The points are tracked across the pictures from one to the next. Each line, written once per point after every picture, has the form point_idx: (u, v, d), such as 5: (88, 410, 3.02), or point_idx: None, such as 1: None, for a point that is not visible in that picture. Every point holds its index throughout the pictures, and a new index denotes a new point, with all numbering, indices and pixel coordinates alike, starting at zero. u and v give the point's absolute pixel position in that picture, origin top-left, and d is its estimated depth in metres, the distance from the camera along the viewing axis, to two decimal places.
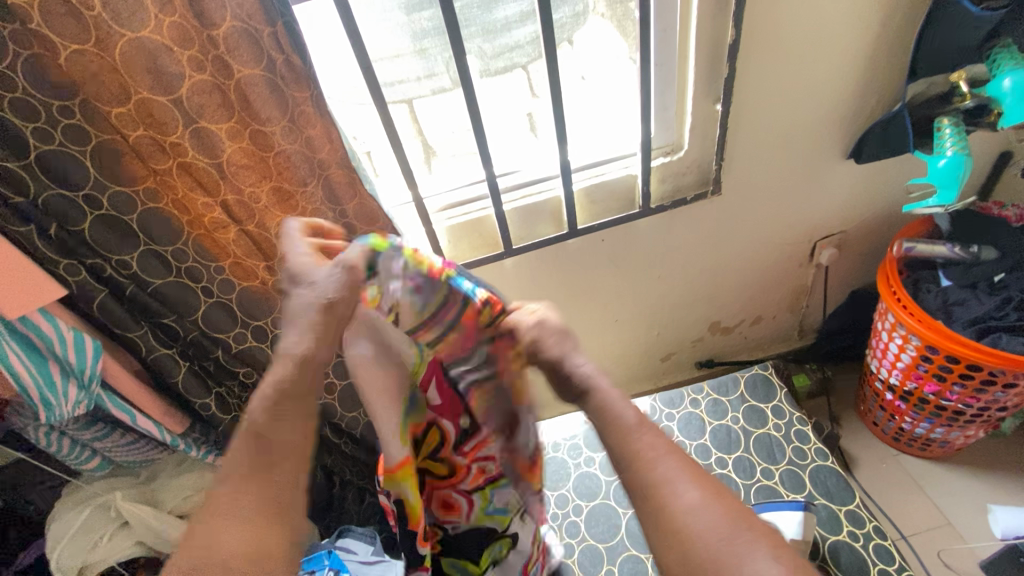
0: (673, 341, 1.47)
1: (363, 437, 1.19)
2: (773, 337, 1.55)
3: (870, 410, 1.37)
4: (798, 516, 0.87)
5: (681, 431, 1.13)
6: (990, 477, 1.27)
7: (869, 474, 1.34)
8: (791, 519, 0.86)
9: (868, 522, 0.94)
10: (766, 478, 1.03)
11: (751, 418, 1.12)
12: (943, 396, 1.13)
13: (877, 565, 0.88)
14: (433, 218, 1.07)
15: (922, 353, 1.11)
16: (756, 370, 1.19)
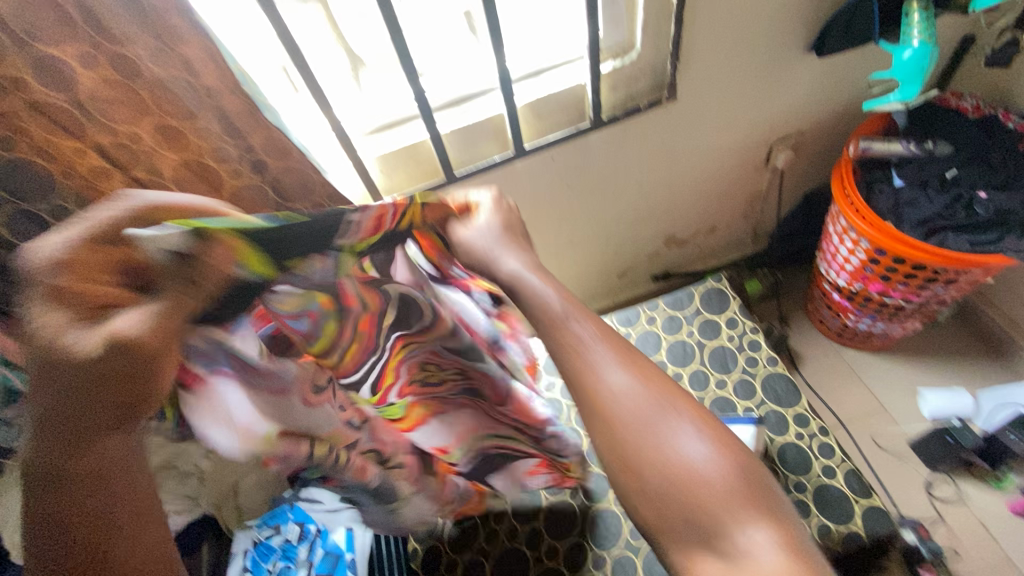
0: (629, 258, 1.45)
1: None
2: (728, 246, 1.53)
3: (817, 309, 1.42)
4: (751, 429, 0.92)
5: (639, 348, 1.13)
6: (922, 363, 1.35)
7: (813, 370, 1.41)
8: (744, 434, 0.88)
9: (813, 422, 0.99)
10: (720, 388, 1.06)
11: (706, 331, 1.12)
12: (887, 294, 1.16)
13: (820, 460, 0.94)
14: (360, 145, 0.94)
15: (871, 255, 1.12)
16: (711, 283, 1.17)
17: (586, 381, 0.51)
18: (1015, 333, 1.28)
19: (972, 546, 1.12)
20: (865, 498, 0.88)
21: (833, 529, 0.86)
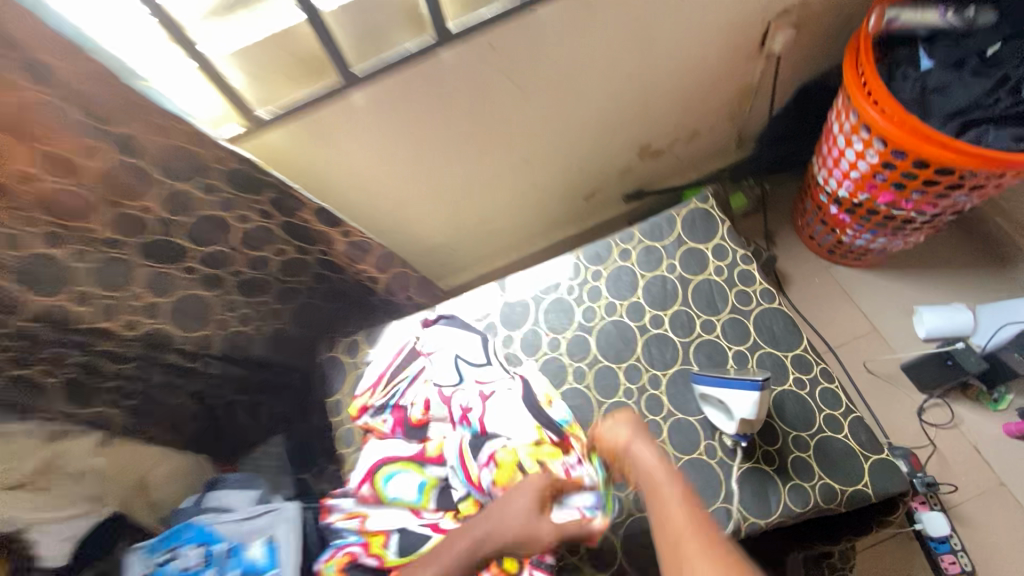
0: (597, 175, 1.22)
1: (227, 353, 0.94)
2: (710, 155, 1.31)
3: (808, 224, 1.25)
4: (754, 396, 0.74)
5: (610, 290, 0.95)
6: (917, 278, 1.22)
7: (801, 291, 1.27)
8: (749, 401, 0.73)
9: (816, 365, 0.83)
10: (707, 331, 0.89)
11: (690, 263, 0.94)
12: (897, 206, 0.99)
13: (823, 412, 0.80)
14: (196, 34, 0.63)
15: (885, 159, 0.92)
16: (695, 204, 0.96)
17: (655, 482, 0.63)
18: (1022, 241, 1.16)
19: (963, 471, 1.06)
20: (873, 453, 0.76)
21: (839, 490, 0.74)
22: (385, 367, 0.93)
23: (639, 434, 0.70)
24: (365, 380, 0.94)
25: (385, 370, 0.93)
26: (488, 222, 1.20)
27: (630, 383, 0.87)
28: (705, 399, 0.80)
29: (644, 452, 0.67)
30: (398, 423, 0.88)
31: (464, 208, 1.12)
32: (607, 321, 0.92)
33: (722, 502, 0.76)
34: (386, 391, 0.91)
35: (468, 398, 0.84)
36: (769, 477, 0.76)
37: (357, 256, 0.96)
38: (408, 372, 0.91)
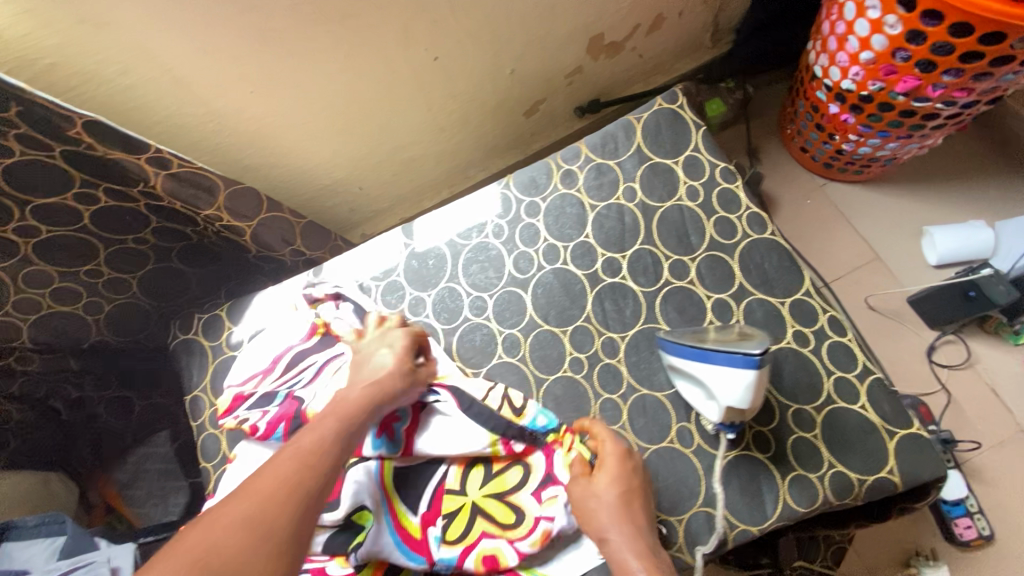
0: (536, 81, 0.95)
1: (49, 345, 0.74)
2: (679, 51, 1.05)
3: (799, 132, 1.02)
4: (748, 377, 0.50)
5: (550, 229, 0.71)
6: (929, 193, 1.01)
7: (789, 217, 1.07)
8: (736, 382, 0.51)
9: (823, 314, 0.62)
10: (678, 277, 0.66)
11: (654, 186, 0.70)
12: (919, 96, 0.75)
13: (833, 375, 0.59)
14: None
15: (912, 29, 0.68)
16: (660, 105, 0.72)
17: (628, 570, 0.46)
18: None
19: (978, 418, 0.90)
20: (900, 428, 0.57)
21: (856, 481, 0.55)
22: (287, 348, 0.67)
23: (626, 516, 0.50)
24: (252, 363, 0.68)
25: (285, 353, 0.67)
26: (402, 150, 0.94)
27: (579, 352, 0.65)
28: (676, 371, 0.59)
29: (619, 549, 0.48)
30: (284, 420, 0.61)
31: (360, 130, 0.86)
32: (546, 270, 0.69)
33: (701, 506, 0.57)
34: (278, 380, 0.66)
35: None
36: (764, 468, 0.57)
37: (197, 197, 0.68)
38: (313, 357, 0.66)
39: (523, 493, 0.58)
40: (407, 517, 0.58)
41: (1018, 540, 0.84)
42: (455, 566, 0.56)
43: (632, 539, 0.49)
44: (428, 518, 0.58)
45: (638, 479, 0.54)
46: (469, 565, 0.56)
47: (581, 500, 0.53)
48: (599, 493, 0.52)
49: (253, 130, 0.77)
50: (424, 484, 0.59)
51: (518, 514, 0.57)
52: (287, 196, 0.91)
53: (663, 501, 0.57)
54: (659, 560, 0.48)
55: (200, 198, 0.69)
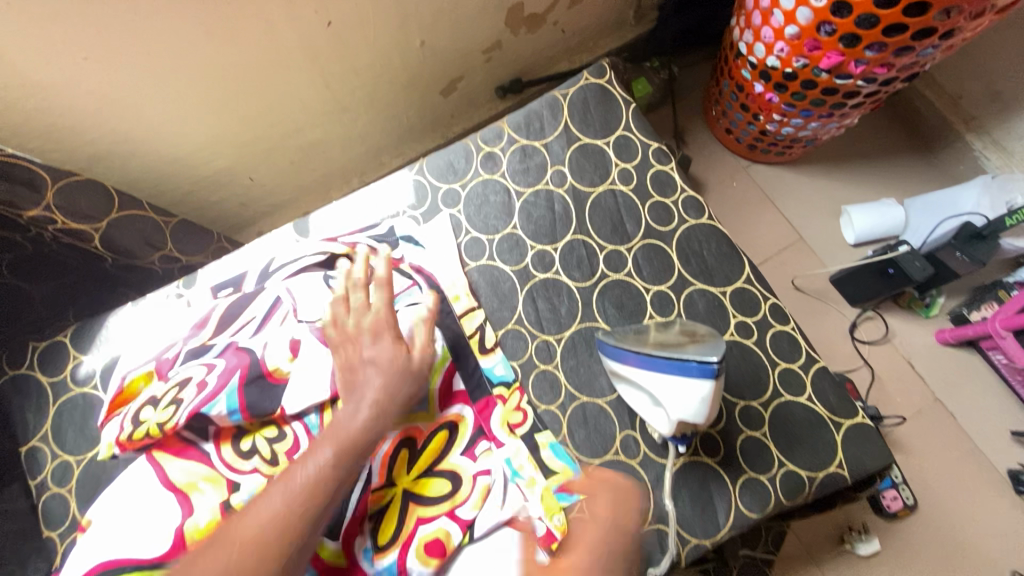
0: (451, 56, 0.85)
1: None
2: (603, 28, 0.99)
3: (724, 113, 1.00)
4: (704, 390, 0.46)
5: (473, 222, 0.62)
6: (844, 174, 1.03)
7: (717, 200, 1.05)
8: (690, 395, 0.46)
9: (763, 302, 0.58)
10: (614, 269, 0.60)
11: (584, 170, 0.63)
12: (842, 73, 0.74)
13: (777, 367, 0.56)
14: None
15: (837, 2, 0.66)
16: (587, 80, 0.65)
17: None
18: (954, 120, 0.97)
19: (897, 391, 0.93)
20: (846, 419, 0.54)
21: (807, 479, 0.52)
22: (213, 305, 0.56)
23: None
24: (141, 354, 0.55)
25: (172, 354, 0.53)
26: (298, 134, 0.81)
27: (511, 360, 0.57)
28: (619, 376, 0.53)
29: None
30: (214, 395, 0.49)
31: (242, 109, 0.72)
32: (470, 268, 0.60)
33: (652, 524, 0.51)
34: (171, 379, 0.52)
35: (351, 329, 0.53)
36: (714, 475, 0.52)
37: (12, 192, 0.54)
38: (250, 310, 0.55)
39: (455, 455, 0.52)
40: (324, 545, 0.48)
41: (938, 507, 0.87)
42: (399, 570, 0.47)
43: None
44: (354, 530, 0.49)
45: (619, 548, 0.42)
46: (413, 561, 0.47)
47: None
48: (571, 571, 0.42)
49: (95, 107, 0.62)
50: (347, 498, 0.49)
51: (451, 478, 0.51)
52: (156, 190, 0.76)
53: None
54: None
55: (18, 193, 0.54)
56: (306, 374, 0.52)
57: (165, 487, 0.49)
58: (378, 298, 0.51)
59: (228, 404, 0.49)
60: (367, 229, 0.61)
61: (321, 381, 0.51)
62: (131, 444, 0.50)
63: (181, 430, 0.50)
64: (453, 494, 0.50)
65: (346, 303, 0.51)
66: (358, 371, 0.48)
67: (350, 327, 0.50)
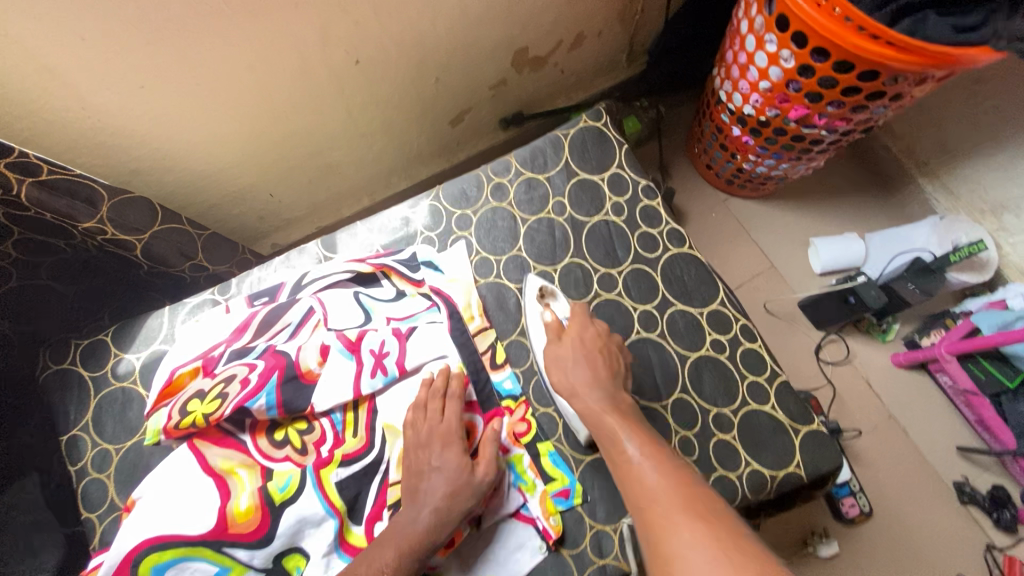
0: (461, 90, 0.93)
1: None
2: (598, 69, 1.09)
3: (705, 150, 1.10)
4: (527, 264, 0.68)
5: (483, 244, 0.70)
6: (813, 209, 1.14)
7: (698, 228, 1.15)
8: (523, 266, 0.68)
9: (735, 322, 0.67)
10: (607, 289, 0.68)
11: (582, 201, 0.72)
12: (807, 123, 0.84)
13: (746, 379, 0.64)
14: None
15: (803, 64, 0.75)
16: (586, 122, 0.74)
17: (614, 440, 0.51)
18: (909, 165, 1.08)
19: (856, 408, 1.03)
20: (804, 425, 0.62)
21: (769, 477, 0.60)
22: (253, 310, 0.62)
23: (588, 372, 0.57)
24: (183, 352, 0.61)
25: (215, 351, 0.59)
26: (319, 156, 0.88)
27: (514, 367, 0.65)
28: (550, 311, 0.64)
29: (586, 399, 0.55)
30: (258, 390, 0.56)
31: (272, 134, 0.80)
32: (481, 284, 0.68)
33: None
34: (217, 374, 0.58)
35: (381, 338, 0.62)
36: None
37: (74, 209, 0.59)
38: (285, 318, 0.62)
39: None
40: (351, 531, 0.55)
41: (891, 514, 0.96)
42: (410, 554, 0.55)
43: (597, 392, 0.56)
44: (372, 517, 0.55)
45: (605, 341, 0.60)
46: None
47: (550, 363, 0.60)
48: (564, 356, 0.59)
49: (144, 129, 0.69)
50: (366, 491, 0.56)
51: None
52: (186, 203, 0.82)
53: (599, 511, 0.58)
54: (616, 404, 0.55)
55: (78, 209, 0.59)
56: (336, 375, 0.59)
57: (204, 472, 0.55)
58: (451, 412, 0.57)
59: (268, 399, 0.56)
60: (393, 253, 0.68)
61: (346, 382, 0.59)
62: (176, 432, 0.56)
63: (222, 422, 0.56)
64: None
65: (425, 410, 0.58)
66: (424, 478, 0.54)
67: (423, 435, 0.56)
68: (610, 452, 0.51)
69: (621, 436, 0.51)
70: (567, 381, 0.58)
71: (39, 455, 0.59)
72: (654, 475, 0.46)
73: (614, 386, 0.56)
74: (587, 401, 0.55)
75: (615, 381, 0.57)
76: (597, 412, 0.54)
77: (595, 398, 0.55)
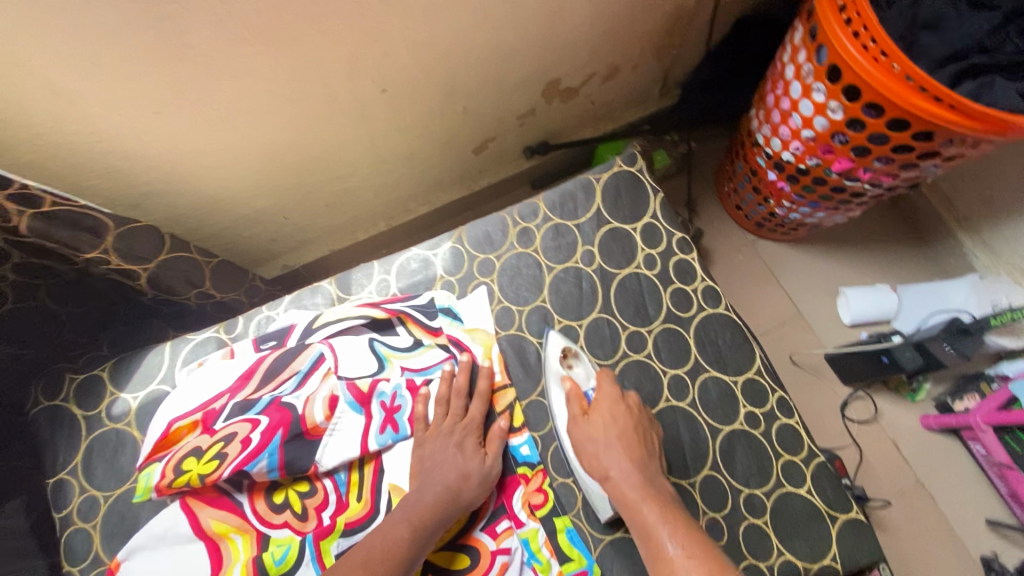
0: (488, 120, 0.90)
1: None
2: (629, 101, 1.05)
3: (735, 191, 1.06)
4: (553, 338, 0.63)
5: (506, 292, 0.66)
6: (845, 257, 1.09)
7: (724, 269, 1.11)
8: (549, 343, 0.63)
9: (771, 394, 0.63)
10: (636, 350, 0.64)
11: (612, 252, 0.68)
12: (850, 176, 0.80)
13: (781, 457, 0.60)
14: None
15: (852, 118, 0.71)
16: (620, 168, 0.70)
17: (653, 533, 0.48)
18: (948, 219, 1.04)
19: (882, 471, 0.98)
20: (842, 513, 0.58)
21: (803, 569, 0.55)
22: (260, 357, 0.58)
23: (622, 457, 0.54)
24: (183, 399, 0.57)
25: (217, 402, 0.56)
26: (337, 181, 0.85)
27: (534, 431, 0.60)
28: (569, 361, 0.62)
29: (620, 485, 0.52)
30: (258, 452, 0.52)
31: (291, 159, 0.76)
32: (502, 337, 0.64)
33: None
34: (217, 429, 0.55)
35: (393, 391, 0.59)
36: None
37: (77, 238, 0.56)
38: (293, 365, 0.58)
39: (477, 530, 0.56)
40: None
41: None
42: None
43: (632, 476, 0.52)
44: None
45: (637, 417, 0.57)
46: None
47: (577, 444, 0.57)
48: (595, 438, 0.56)
49: (158, 153, 0.65)
50: None
51: (473, 554, 0.55)
52: (198, 226, 0.79)
53: None
54: (655, 488, 0.52)
55: (81, 238, 0.56)
56: (344, 432, 0.56)
57: (198, 536, 0.52)
58: (475, 407, 0.58)
59: (270, 460, 0.53)
60: (410, 298, 0.64)
61: (354, 439, 0.56)
62: (169, 490, 0.52)
63: (220, 483, 0.53)
64: (472, 568, 0.54)
65: (448, 406, 0.58)
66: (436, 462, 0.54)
67: (445, 429, 0.57)
68: (649, 549, 0.47)
69: (662, 531, 0.47)
70: (600, 465, 0.54)
71: (24, 498, 0.56)
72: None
73: (651, 472, 0.53)
74: (622, 487, 0.52)
75: (651, 461, 0.55)
76: (633, 499, 0.51)
77: (630, 483, 0.52)
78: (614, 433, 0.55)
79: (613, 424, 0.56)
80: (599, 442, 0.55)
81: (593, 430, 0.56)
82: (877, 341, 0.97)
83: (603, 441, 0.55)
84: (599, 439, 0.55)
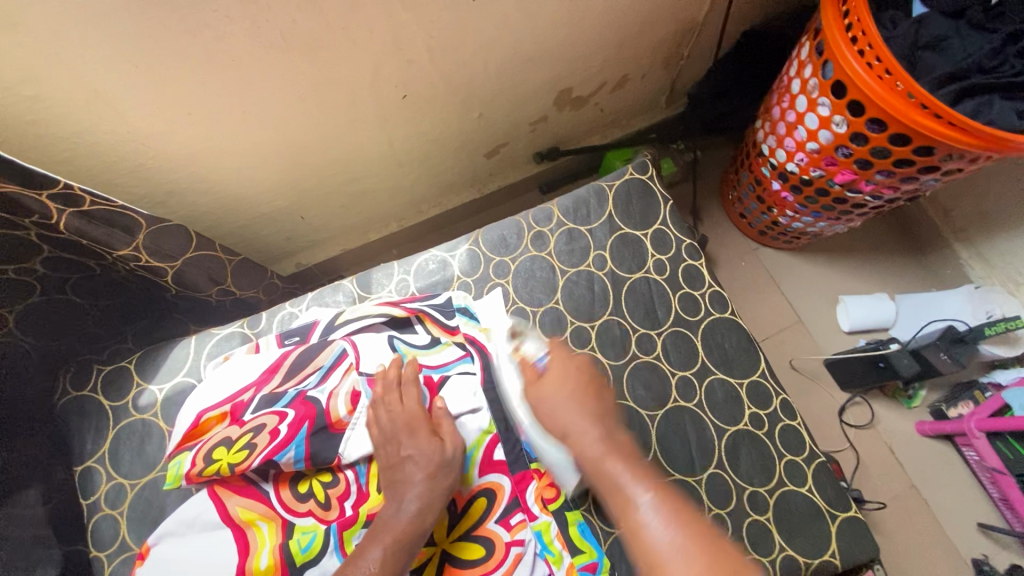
0: (502, 126, 0.92)
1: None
2: (637, 110, 1.08)
3: (739, 199, 1.09)
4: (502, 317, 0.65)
5: (521, 293, 0.68)
6: (844, 265, 1.12)
7: (727, 274, 1.13)
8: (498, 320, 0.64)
9: (775, 397, 0.65)
10: (646, 351, 0.66)
11: (624, 257, 0.70)
12: (853, 187, 0.82)
13: (784, 458, 0.62)
14: None
15: (856, 132, 0.74)
16: (632, 176, 0.72)
17: (620, 489, 0.47)
18: (946, 230, 1.07)
19: (878, 475, 1.00)
20: (842, 512, 0.60)
21: (804, 564, 0.58)
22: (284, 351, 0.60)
23: (579, 414, 0.53)
24: (209, 393, 0.59)
25: (245, 394, 0.58)
26: (355, 183, 0.87)
27: None
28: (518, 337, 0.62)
29: (584, 444, 0.51)
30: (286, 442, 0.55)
31: (312, 161, 0.78)
32: None
33: None
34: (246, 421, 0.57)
35: None
36: None
37: (110, 237, 0.57)
38: (316, 360, 0.60)
39: (490, 523, 0.58)
40: None
41: None
42: None
43: (589, 434, 0.51)
44: None
45: (589, 373, 0.57)
46: None
47: (536, 406, 0.55)
48: (551, 397, 0.55)
49: (186, 154, 0.67)
50: None
51: (487, 545, 0.57)
52: (219, 224, 0.81)
53: None
54: (615, 443, 0.51)
55: (114, 236, 0.57)
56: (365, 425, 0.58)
57: (224, 523, 0.54)
58: (410, 399, 0.57)
59: (296, 452, 0.55)
60: (428, 297, 0.66)
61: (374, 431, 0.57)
62: (198, 479, 0.55)
63: (248, 471, 0.55)
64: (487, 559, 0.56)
65: (385, 402, 0.57)
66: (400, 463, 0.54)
67: (385, 425, 0.56)
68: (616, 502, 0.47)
69: (630, 490, 0.46)
70: (563, 426, 0.53)
71: (54, 484, 0.58)
72: (672, 537, 0.42)
73: (609, 427, 0.53)
74: (585, 445, 0.51)
75: (611, 420, 0.53)
76: (598, 459, 0.50)
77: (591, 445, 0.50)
78: (571, 389, 0.55)
79: (570, 383, 0.55)
80: (553, 404, 0.54)
81: (549, 388, 0.55)
82: (875, 348, 1.00)
83: (562, 398, 0.54)
84: (554, 398, 0.54)
